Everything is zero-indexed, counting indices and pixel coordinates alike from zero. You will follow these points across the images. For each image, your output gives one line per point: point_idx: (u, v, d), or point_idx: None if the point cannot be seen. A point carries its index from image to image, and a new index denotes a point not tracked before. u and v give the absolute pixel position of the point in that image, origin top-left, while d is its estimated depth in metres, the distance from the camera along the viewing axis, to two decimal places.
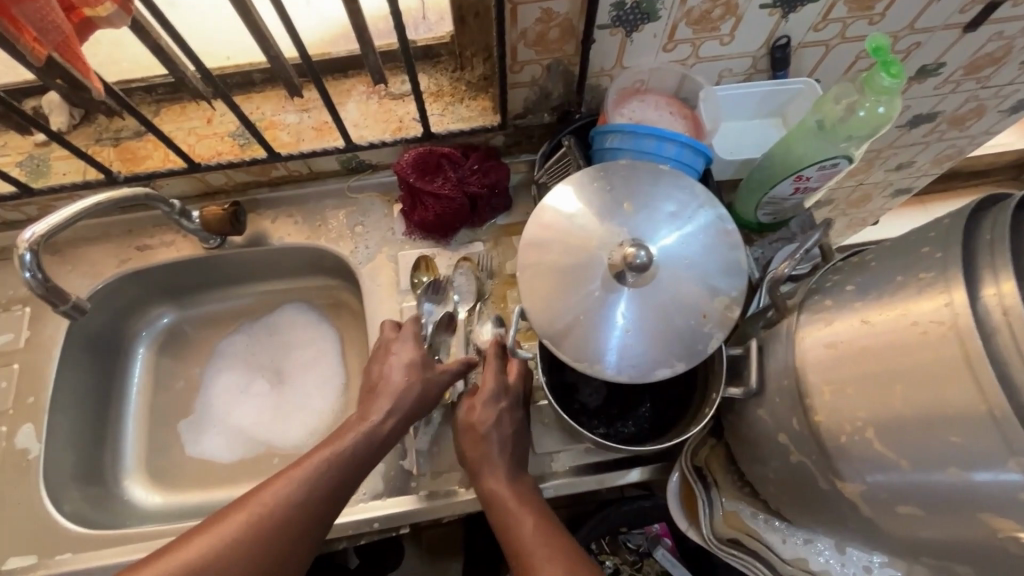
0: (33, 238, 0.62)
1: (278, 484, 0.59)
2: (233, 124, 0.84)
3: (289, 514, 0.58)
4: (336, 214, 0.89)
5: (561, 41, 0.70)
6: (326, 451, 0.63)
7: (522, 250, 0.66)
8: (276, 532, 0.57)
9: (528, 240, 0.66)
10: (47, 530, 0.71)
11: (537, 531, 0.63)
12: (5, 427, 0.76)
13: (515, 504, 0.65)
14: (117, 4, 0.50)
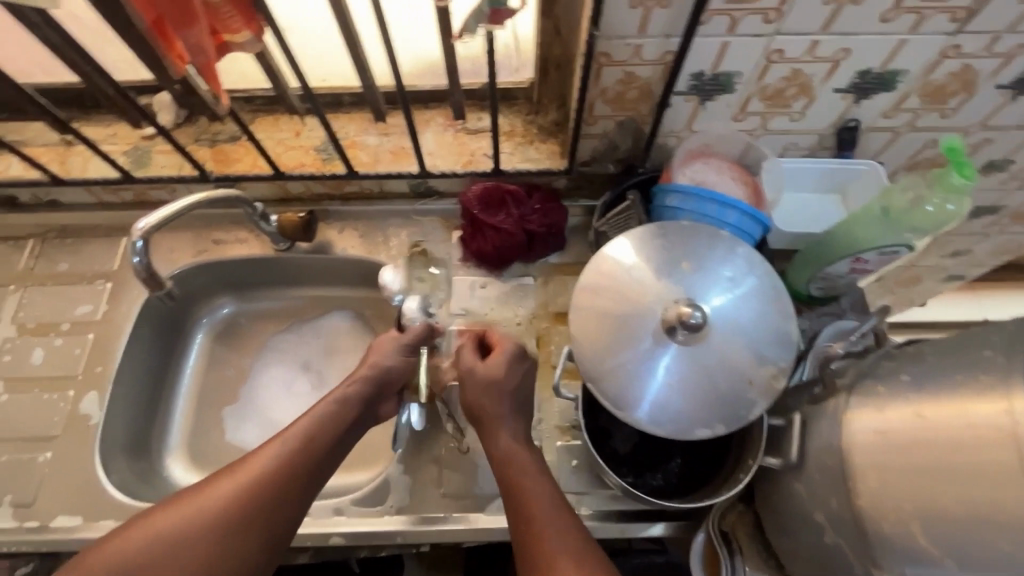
0: (142, 229, 0.68)
1: (284, 436, 0.59)
2: (318, 139, 0.91)
3: (303, 457, 0.58)
4: (398, 232, 0.93)
5: (637, 101, 0.74)
6: (324, 406, 0.64)
7: (576, 293, 0.68)
8: (294, 476, 0.57)
9: (583, 285, 0.68)
10: (96, 495, 0.75)
11: (546, 488, 0.59)
12: (73, 391, 0.81)
13: (526, 462, 0.62)
14: (253, 32, 0.56)
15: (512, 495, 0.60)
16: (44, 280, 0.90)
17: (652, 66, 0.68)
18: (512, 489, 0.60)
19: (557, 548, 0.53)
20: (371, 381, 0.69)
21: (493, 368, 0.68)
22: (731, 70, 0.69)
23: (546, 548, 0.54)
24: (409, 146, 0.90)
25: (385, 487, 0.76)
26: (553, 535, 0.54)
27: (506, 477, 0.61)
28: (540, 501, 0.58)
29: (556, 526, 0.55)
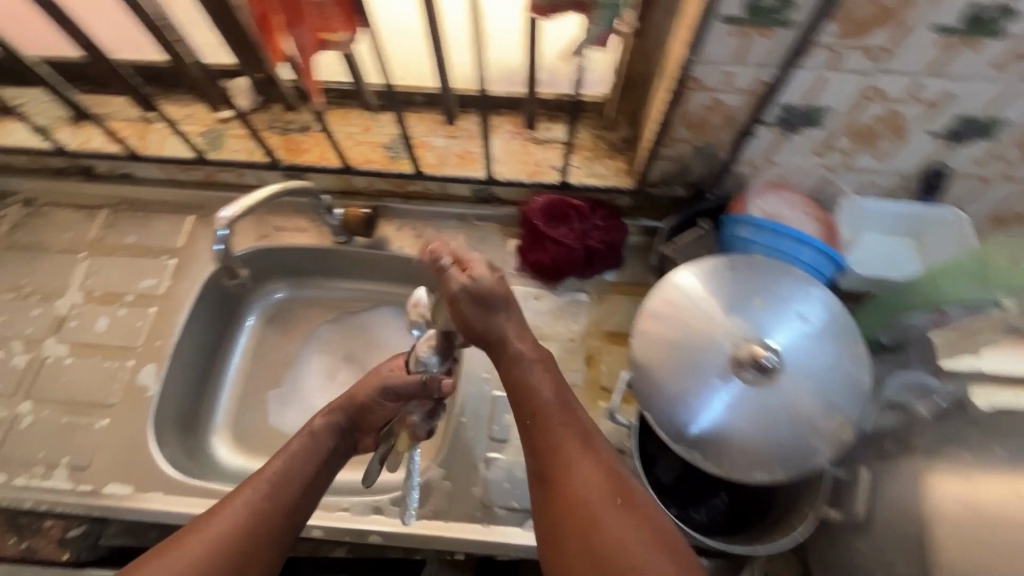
0: (228, 219, 0.69)
1: (258, 480, 0.58)
2: (387, 137, 0.91)
3: (280, 496, 0.57)
4: (455, 235, 0.93)
5: (719, 128, 0.72)
6: (297, 444, 0.63)
7: (641, 317, 0.68)
8: (276, 516, 0.56)
9: (649, 310, 0.67)
10: (147, 466, 0.77)
11: (552, 395, 0.57)
12: (132, 362, 0.84)
13: (538, 367, 0.59)
14: (350, 31, 0.56)
15: (522, 404, 0.57)
16: (112, 251, 0.93)
17: (741, 95, 0.66)
18: (520, 400, 0.58)
19: (576, 456, 0.53)
20: (348, 410, 0.67)
21: (462, 295, 0.57)
22: (823, 105, 0.66)
23: (564, 457, 0.53)
24: (476, 150, 0.90)
25: (425, 490, 0.76)
26: (569, 446, 0.54)
27: (513, 387, 0.59)
28: (550, 409, 0.56)
29: (571, 434, 0.55)
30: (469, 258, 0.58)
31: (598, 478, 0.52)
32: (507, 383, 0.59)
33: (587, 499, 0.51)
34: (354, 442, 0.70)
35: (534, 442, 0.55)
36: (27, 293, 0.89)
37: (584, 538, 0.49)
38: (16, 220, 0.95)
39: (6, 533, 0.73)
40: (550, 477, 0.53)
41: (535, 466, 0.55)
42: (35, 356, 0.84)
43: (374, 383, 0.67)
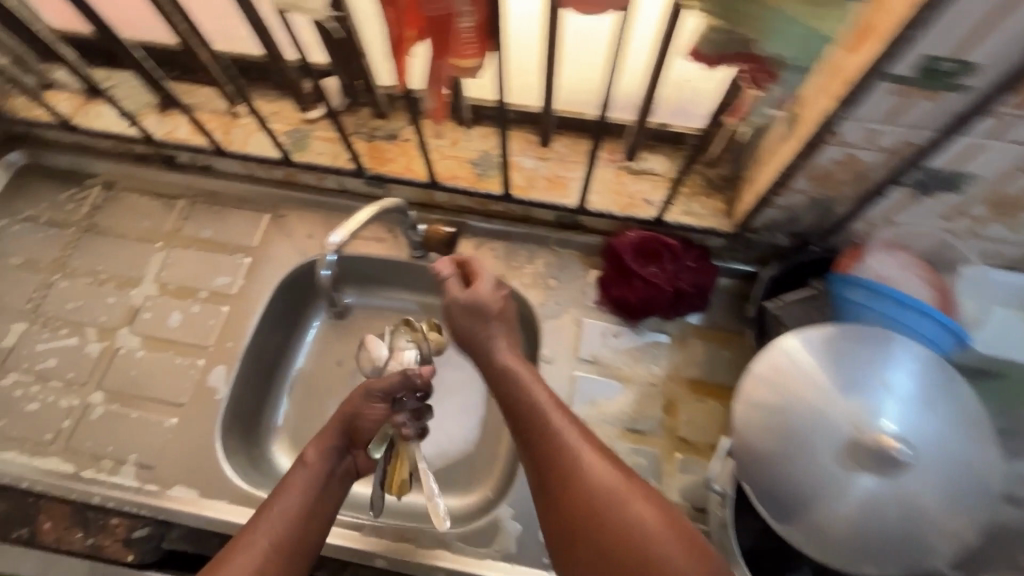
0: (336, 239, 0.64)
1: (271, 520, 0.62)
2: (475, 152, 0.88)
3: (294, 535, 0.62)
4: (534, 260, 0.89)
5: (844, 183, 0.67)
6: (301, 476, 0.66)
7: (747, 382, 0.63)
8: (295, 551, 0.61)
9: (757, 376, 0.63)
10: (212, 472, 0.76)
11: (539, 391, 0.61)
12: (203, 361, 0.83)
13: (528, 375, 0.63)
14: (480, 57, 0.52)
15: (515, 406, 0.61)
16: (188, 244, 0.92)
17: (880, 154, 0.62)
18: (515, 404, 0.61)
19: (576, 450, 0.56)
20: (345, 424, 0.70)
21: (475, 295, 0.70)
22: (971, 171, 0.61)
23: (564, 450, 0.56)
24: (565, 175, 0.86)
25: (492, 529, 0.74)
26: (570, 440, 0.56)
27: (504, 392, 0.63)
28: (546, 406, 0.60)
29: (569, 428, 0.58)
30: (477, 274, 0.73)
31: (603, 467, 0.54)
32: (500, 387, 0.64)
33: (592, 484, 0.53)
34: (354, 467, 0.72)
35: (536, 440, 0.58)
36: (102, 280, 0.89)
37: (593, 524, 0.51)
38: (96, 203, 0.95)
39: (72, 526, 0.72)
40: (553, 471, 0.55)
41: (538, 465, 0.57)
42: (108, 346, 0.84)
43: (357, 392, 0.71)
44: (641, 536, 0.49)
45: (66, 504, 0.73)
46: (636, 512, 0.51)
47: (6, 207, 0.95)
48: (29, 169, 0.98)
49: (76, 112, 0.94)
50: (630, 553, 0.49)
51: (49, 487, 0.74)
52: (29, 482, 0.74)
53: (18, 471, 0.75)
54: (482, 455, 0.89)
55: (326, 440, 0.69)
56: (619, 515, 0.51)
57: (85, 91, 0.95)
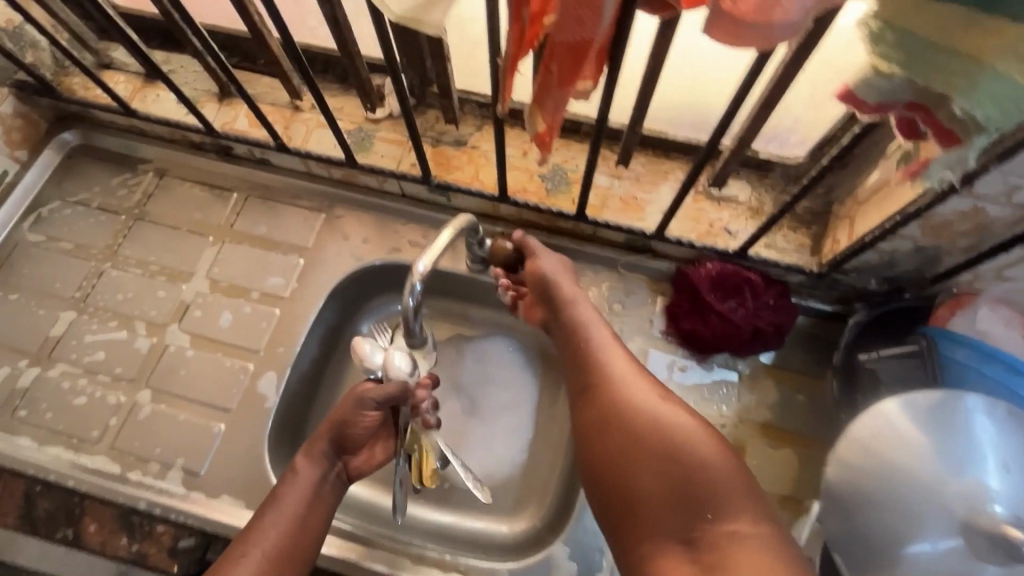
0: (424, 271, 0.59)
1: (259, 545, 0.60)
2: (546, 166, 0.83)
3: (283, 552, 0.60)
4: (598, 283, 0.85)
5: (961, 234, 0.62)
6: (292, 491, 0.64)
7: (841, 445, 0.59)
8: (289, 563, 0.61)
9: (854, 439, 0.58)
10: (260, 484, 0.73)
11: (591, 315, 0.69)
12: (252, 367, 0.80)
13: (593, 329, 0.67)
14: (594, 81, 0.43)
15: (566, 331, 0.69)
16: (240, 240, 0.89)
17: (1012, 210, 0.56)
18: (568, 327, 0.69)
19: (613, 364, 0.63)
20: (338, 428, 0.68)
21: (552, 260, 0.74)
22: None
23: (606, 361, 0.63)
24: (641, 196, 0.81)
25: (546, 565, 0.71)
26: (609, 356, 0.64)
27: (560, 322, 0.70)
28: (594, 330, 0.67)
29: (609, 348, 0.65)
30: (531, 245, 0.76)
31: (638, 380, 0.60)
32: (557, 321, 0.71)
33: (625, 388, 0.59)
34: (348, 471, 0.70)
35: (583, 358, 0.65)
36: (153, 272, 0.87)
37: (627, 427, 0.56)
38: (149, 189, 0.92)
39: (118, 531, 0.70)
40: (593, 381, 0.62)
41: (582, 377, 0.63)
42: (157, 342, 0.82)
43: (349, 396, 0.68)
44: (664, 429, 0.54)
45: (112, 507, 0.72)
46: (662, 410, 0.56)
47: (58, 189, 0.92)
48: (81, 149, 0.95)
49: (133, 94, 0.90)
50: (653, 440, 0.54)
51: (96, 488, 0.72)
52: (75, 481, 0.72)
53: (65, 469, 0.73)
54: (529, 481, 0.85)
55: (323, 447, 0.67)
56: (646, 412, 0.56)
57: (142, 73, 0.92)
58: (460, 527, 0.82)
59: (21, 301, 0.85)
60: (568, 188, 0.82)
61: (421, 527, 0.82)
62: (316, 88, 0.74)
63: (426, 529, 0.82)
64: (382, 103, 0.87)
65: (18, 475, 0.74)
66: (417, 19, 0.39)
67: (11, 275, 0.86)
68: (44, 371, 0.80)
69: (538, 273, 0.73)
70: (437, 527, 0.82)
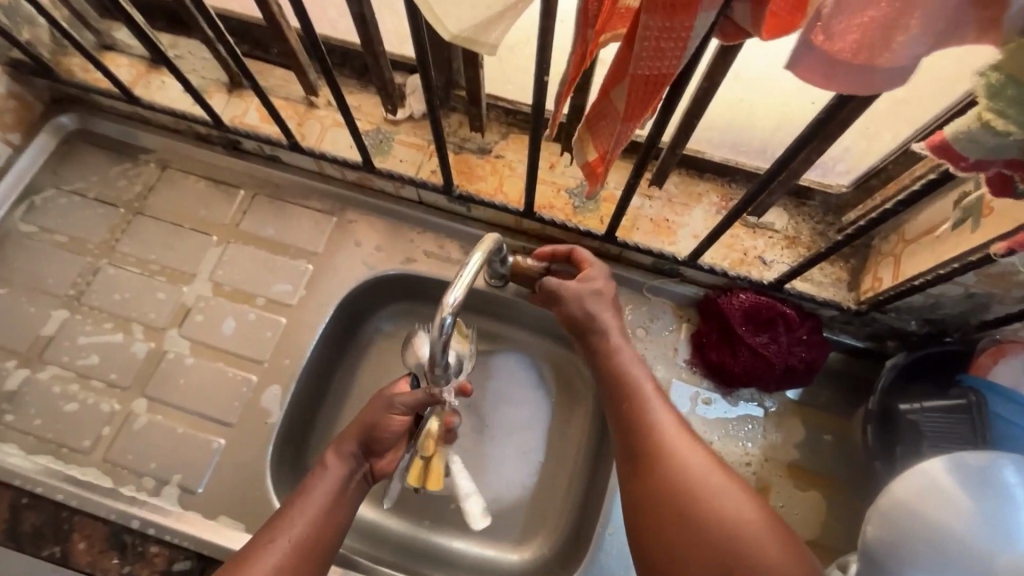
0: (456, 304, 0.55)
1: (286, 534, 0.57)
2: (574, 180, 0.79)
3: (312, 542, 0.58)
4: (623, 305, 0.81)
5: (1019, 285, 0.58)
6: (321, 485, 0.61)
7: (894, 492, 0.56)
8: (313, 556, 0.57)
9: (909, 483, 0.56)
10: (262, 505, 0.70)
11: (640, 373, 0.64)
12: (256, 379, 0.76)
13: (637, 377, 0.63)
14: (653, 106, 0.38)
15: (611, 384, 0.64)
16: (246, 241, 0.84)
17: None
18: (613, 381, 0.64)
19: (667, 433, 0.58)
20: (364, 437, 0.65)
21: (591, 290, 0.69)
22: None
23: (653, 417, 0.59)
24: (673, 218, 0.77)
25: None
26: (664, 423, 0.59)
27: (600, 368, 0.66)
28: (643, 385, 0.62)
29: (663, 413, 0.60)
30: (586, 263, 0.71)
31: (697, 456, 0.55)
32: (598, 367, 0.66)
33: (684, 466, 0.54)
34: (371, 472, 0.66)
35: (631, 420, 0.60)
36: (153, 272, 0.82)
37: (679, 496, 0.53)
38: (150, 182, 0.87)
39: (108, 551, 0.66)
40: (643, 446, 0.57)
41: (630, 443, 0.58)
42: (155, 347, 0.77)
43: (380, 402, 0.66)
44: (728, 523, 0.50)
45: (103, 524, 0.67)
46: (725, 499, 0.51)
47: (53, 176, 0.87)
48: (79, 135, 0.90)
49: (136, 80, 0.85)
50: (715, 536, 0.49)
51: (86, 503, 0.68)
52: (64, 495, 0.68)
53: (53, 480, 0.69)
54: (540, 507, 0.81)
55: (349, 445, 0.65)
56: (707, 498, 0.52)
57: (146, 57, 0.86)
58: (469, 554, 0.79)
59: (11, 296, 0.80)
60: (596, 206, 0.78)
61: (429, 552, 0.79)
62: (339, 89, 0.69)
63: (435, 555, 0.79)
64: (403, 104, 0.82)
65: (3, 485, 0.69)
66: (474, 39, 0.35)
67: (1, 267, 0.81)
68: (33, 373, 0.75)
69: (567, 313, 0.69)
70: (446, 553, 0.79)
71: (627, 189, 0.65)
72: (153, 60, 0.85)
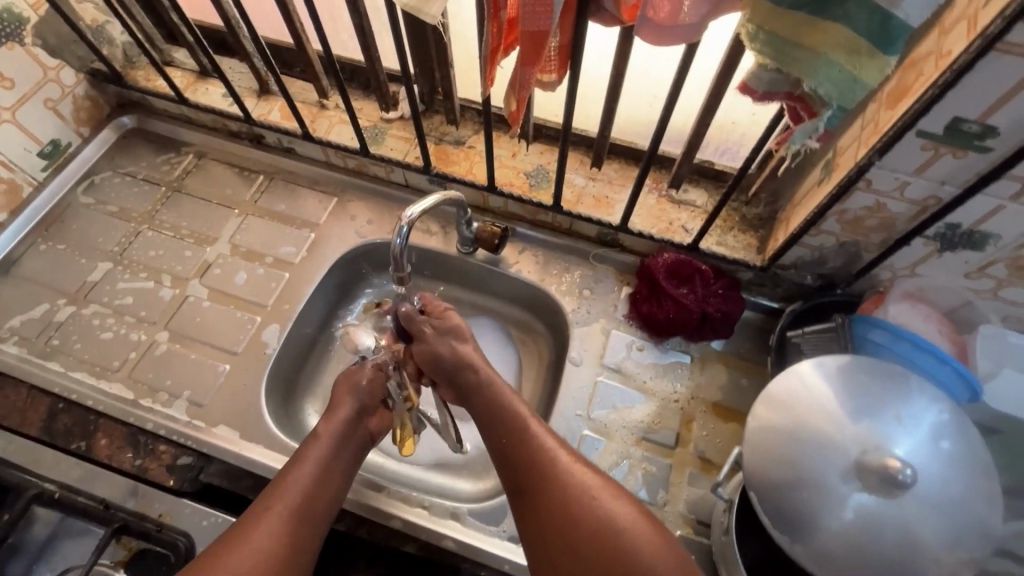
0: (412, 217, 0.67)
1: (283, 501, 0.64)
2: (531, 165, 0.96)
3: (309, 508, 0.65)
4: (572, 270, 0.95)
5: (872, 230, 0.72)
6: (314, 451, 0.70)
7: (801, 413, 0.65)
8: (318, 511, 0.66)
9: (811, 412, 0.64)
10: (255, 417, 0.83)
11: (514, 400, 0.73)
12: (260, 319, 0.91)
13: (521, 407, 0.72)
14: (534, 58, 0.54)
15: (493, 407, 0.73)
16: (262, 214, 1.01)
17: (908, 205, 0.67)
18: (497, 413, 0.72)
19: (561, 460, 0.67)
20: (356, 396, 0.77)
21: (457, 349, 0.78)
22: (992, 232, 0.65)
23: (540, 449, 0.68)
24: (611, 196, 0.93)
25: (501, 510, 0.76)
26: (545, 442, 0.68)
27: (479, 403, 0.74)
28: (531, 425, 0.70)
29: (545, 437, 0.69)
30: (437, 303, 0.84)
31: (580, 472, 0.66)
32: (481, 411, 0.73)
33: (574, 479, 0.65)
34: (368, 432, 0.77)
35: (512, 445, 0.69)
36: (182, 235, 0.99)
37: (576, 509, 0.63)
38: (188, 168, 1.06)
39: (124, 447, 0.80)
40: (538, 474, 0.66)
41: (514, 466, 0.68)
42: (180, 292, 0.93)
43: (355, 378, 0.79)
44: (616, 531, 0.60)
45: (122, 426, 0.81)
46: (608, 507, 0.62)
47: (111, 162, 1.07)
48: (135, 132, 1.10)
49: (186, 86, 1.06)
50: (599, 542, 0.60)
51: (110, 408, 0.82)
52: (93, 401, 0.82)
53: (86, 391, 0.83)
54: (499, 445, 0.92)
55: (345, 410, 0.75)
56: (591, 508, 0.62)
57: (196, 70, 1.07)
58: (429, 480, 0.87)
59: (67, 251, 0.97)
60: (549, 184, 0.95)
61: (392, 475, 0.87)
62: (344, 88, 0.88)
63: (407, 481, 0.87)
64: (395, 106, 1.00)
65: (45, 393, 0.83)
66: (420, 9, 0.53)
67: (61, 229, 0.99)
68: (78, 309, 0.91)
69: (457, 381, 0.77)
70: (408, 478, 0.87)
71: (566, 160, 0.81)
72: (201, 72, 1.06)
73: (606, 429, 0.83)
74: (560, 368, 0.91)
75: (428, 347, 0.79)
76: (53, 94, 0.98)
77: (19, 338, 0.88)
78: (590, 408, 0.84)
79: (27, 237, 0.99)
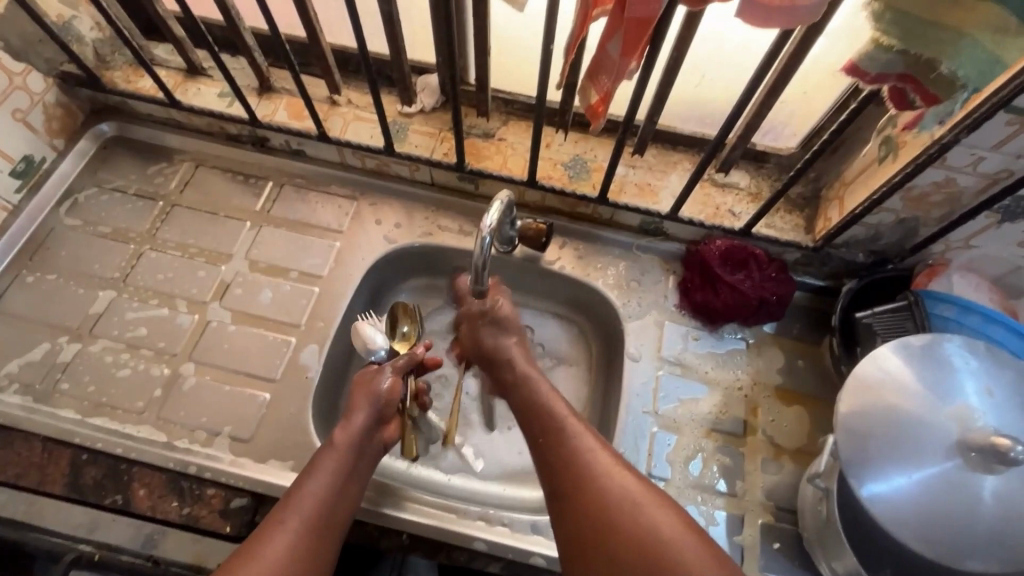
0: (492, 226, 0.65)
1: (299, 514, 0.60)
2: (567, 155, 0.92)
3: (327, 519, 0.61)
4: (617, 263, 0.92)
5: (935, 206, 0.72)
6: (331, 459, 0.65)
7: (856, 385, 0.65)
8: (332, 525, 0.61)
9: (861, 382, 0.65)
10: (307, 447, 0.76)
11: (554, 398, 0.68)
12: (295, 340, 0.84)
13: (561, 407, 0.67)
14: (627, 50, 0.51)
15: (537, 407, 0.68)
16: (277, 224, 0.93)
17: (978, 180, 0.67)
18: (535, 411, 0.67)
19: (596, 457, 0.62)
20: (376, 401, 0.72)
21: (508, 340, 0.74)
22: None
23: (579, 447, 0.63)
24: (654, 183, 0.90)
25: None
26: (580, 437, 0.64)
27: (520, 400, 0.70)
28: (568, 422, 0.66)
29: (583, 437, 0.64)
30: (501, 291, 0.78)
31: (613, 473, 0.60)
32: (527, 414, 0.68)
33: (605, 472, 0.60)
34: (382, 441, 0.72)
35: (551, 449, 0.64)
36: (192, 254, 0.90)
37: (609, 502, 0.58)
38: (185, 178, 0.96)
39: (167, 496, 0.72)
40: (574, 467, 0.61)
41: (553, 471, 0.62)
42: (199, 319, 0.85)
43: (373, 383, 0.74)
44: (648, 527, 0.55)
45: (161, 473, 0.73)
46: (640, 505, 0.57)
47: (93, 177, 0.95)
48: (117, 141, 0.99)
49: (175, 87, 0.95)
50: (637, 553, 0.54)
51: (143, 454, 0.74)
52: (123, 448, 0.74)
53: (112, 438, 0.75)
54: None
55: (361, 416, 0.70)
56: (625, 509, 0.57)
57: (184, 68, 0.96)
58: (495, 493, 0.83)
59: (59, 281, 0.86)
60: (588, 175, 0.91)
61: (454, 491, 0.83)
62: (372, 82, 0.81)
63: (466, 495, 0.83)
64: (415, 99, 0.93)
65: (63, 445, 0.74)
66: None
67: (49, 256, 0.88)
68: (85, 346, 0.81)
69: (506, 381, 0.72)
70: (471, 492, 0.83)
71: (619, 150, 0.78)
72: (191, 71, 0.95)
73: (675, 424, 0.81)
74: (616, 364, 0.88)
75: (478, 338, 0.75)
76: (21, 103, 0.85)
77: (21, 385, 0.78)
78: (656, 404, 0.82)
79: (8, 269, 0.87)
